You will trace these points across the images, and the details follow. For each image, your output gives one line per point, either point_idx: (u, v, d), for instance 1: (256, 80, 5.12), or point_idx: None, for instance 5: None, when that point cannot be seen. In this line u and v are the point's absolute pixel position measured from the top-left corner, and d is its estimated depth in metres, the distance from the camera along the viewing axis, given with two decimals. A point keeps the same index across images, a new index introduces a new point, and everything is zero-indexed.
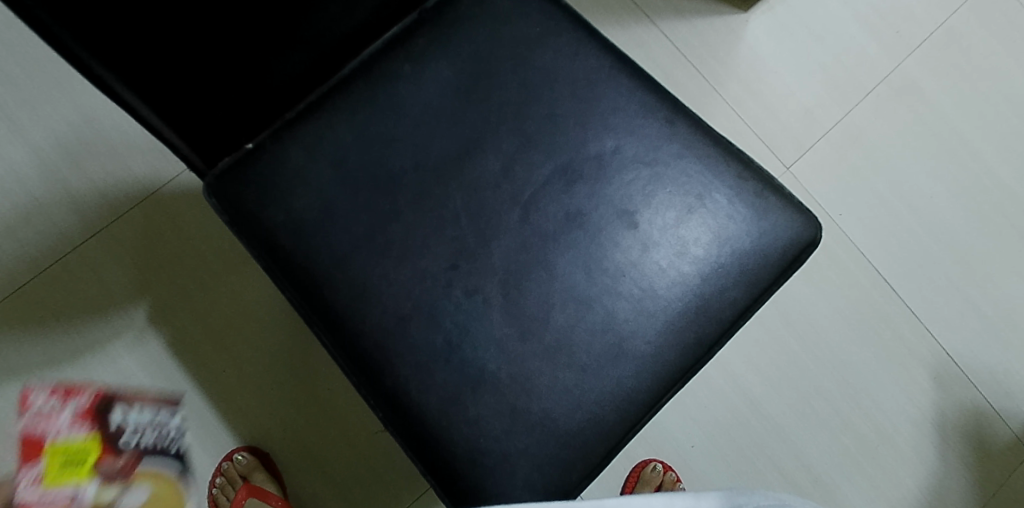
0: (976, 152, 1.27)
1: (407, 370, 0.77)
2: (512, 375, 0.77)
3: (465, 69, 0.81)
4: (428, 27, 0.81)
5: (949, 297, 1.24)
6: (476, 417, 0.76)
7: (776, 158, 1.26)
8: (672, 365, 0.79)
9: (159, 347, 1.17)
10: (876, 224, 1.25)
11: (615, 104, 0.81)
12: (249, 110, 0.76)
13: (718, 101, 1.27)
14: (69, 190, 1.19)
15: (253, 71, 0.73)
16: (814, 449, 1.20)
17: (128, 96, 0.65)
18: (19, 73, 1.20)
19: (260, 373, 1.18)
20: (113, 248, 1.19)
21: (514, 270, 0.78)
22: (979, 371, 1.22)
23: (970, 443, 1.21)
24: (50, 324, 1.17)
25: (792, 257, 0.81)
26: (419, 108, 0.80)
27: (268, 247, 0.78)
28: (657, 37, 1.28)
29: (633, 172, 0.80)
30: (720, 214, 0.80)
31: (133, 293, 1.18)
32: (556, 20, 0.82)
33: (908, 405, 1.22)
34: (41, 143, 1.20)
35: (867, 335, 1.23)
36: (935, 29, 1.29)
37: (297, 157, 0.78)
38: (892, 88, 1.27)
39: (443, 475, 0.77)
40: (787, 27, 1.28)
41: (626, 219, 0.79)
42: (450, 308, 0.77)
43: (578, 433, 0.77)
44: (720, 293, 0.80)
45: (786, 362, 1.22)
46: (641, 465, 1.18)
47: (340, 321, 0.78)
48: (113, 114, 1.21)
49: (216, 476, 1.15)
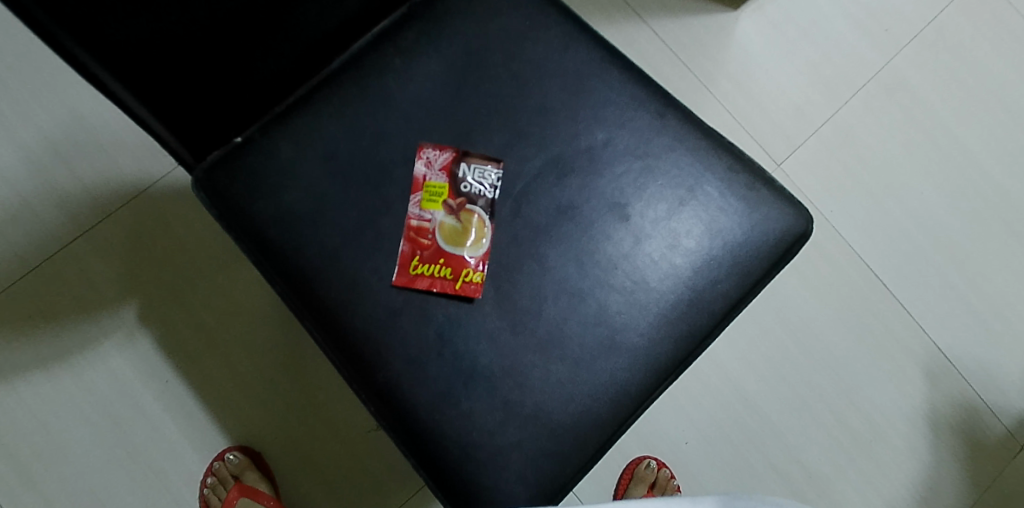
0: (966, 149, 1.27)
1: (398, 364, 0.76)
2: (504, 368, 0.77)
3: (455, 63, 0.80)
4: (418, 21, 0.81)
5: (941, 292, 1.24)
6: (468, 410, 0.76)
7: (767, 155, 1.26)
8: (665, 357, 0.79)
9: (149, 347, 1.16)
10: (867, 221, 1.25)
11: (606, 97, 0.81)
12: (238, 102, 0.76)
13: (709, 98, 1.27)
14: (57, 189, 1.18)
15: (242, 63, 0.72)
16: (807, 445, 1.20)
17: (115, 86, 0.65)
18: (5, 72, 1.19)
19: (250, 373, 1.17)
20: (101, 247, 1.18)
21: (505, 263, 0.78)
22: (971, 367, 1.23)
23: (962, 438, 1.21)
24: (40, 323, 1.16)
25: (784, 249, 0.82)
26: (410, 102, 0.80)
27: (258, 241, 0.78)
28: (648, 34, 1.28)
29: (625, 164, 0.80)
30: (711, 207, 0.80)
31: (123, 292, 1.17)
32: (546, 14, 0.82)
33: (901, 401, 1.22)
34: (29, 142, 1.19)
35: (859, 331, 1.23)
36: (924, 27, 1.29)
37: (286, 150, 0.78)
38: (882, 86, 1.28)
39: (435, 469, 0.77)
40: (777, 25, 1.29)
41: (618, 212, 0.80)
42: (441, 302, 0.77)
43: (570, 426, 0.77)
44: (712, 285, 0.80)
45: (779, 359, 1.22)
46: (635, 463, 1.18)
47: (330, 315, 0.77)
48: (100, 113, 1.20)
49: (207, 475, 1.14)
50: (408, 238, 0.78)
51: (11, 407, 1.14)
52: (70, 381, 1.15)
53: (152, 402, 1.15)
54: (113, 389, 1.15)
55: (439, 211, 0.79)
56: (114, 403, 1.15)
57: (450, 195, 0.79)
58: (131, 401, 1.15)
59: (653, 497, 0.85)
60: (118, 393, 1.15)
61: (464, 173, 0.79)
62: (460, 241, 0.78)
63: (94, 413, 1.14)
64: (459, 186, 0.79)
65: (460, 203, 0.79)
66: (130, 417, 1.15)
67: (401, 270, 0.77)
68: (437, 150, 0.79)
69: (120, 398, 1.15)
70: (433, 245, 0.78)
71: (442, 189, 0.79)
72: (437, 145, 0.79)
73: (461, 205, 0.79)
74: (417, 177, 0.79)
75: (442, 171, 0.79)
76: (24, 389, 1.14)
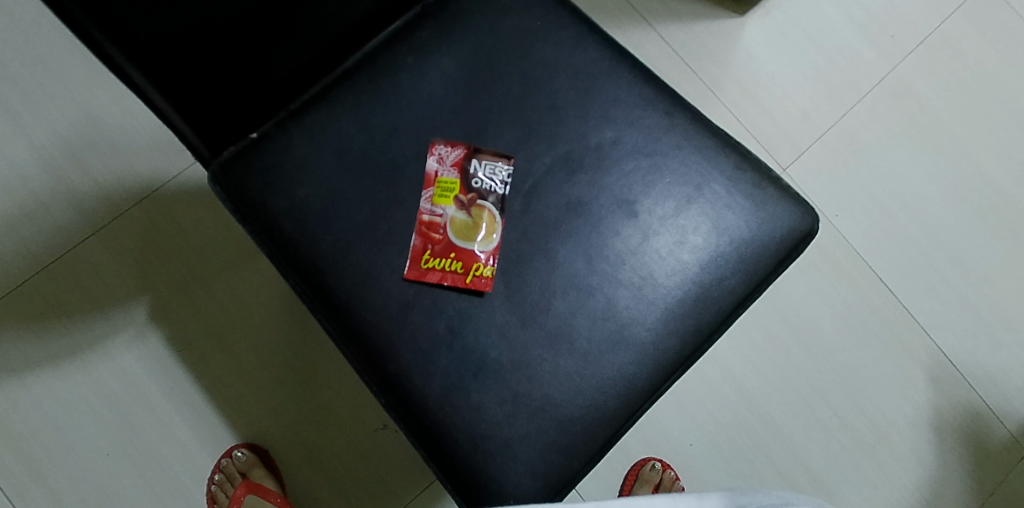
0: (970, 154, 1.28)
1: (409, 357, 0.78)
2: (513, 362, 0.78)
3: (467, 62, 0.82)
4: (432, 21, 0.82)
5: (946, 297, 1.25)
6: (477, 403, 0.77)
7: (773, 159, 1.27)
8: (672, 353, 0.80)
9: (159, 344, 1.17)
10: (872, 225, 1.26)
11: (615, 97, 0.82)
12: (255, 99, 0.77)
13: (716, 103, 1.28)
14: (71, 188, 1.20)
15: (261, 59, 0.74)
16: (812, 447, 1.21)
17: (138, 77, 0.67)
18: (22, 72, 1.21)
19: (259, 370, 1.18)
20: (113, 245, 1.19)
21: (515, 258, 0.79)
22: (975, 372, 1.23)
23: (966, 443, 1.22)
24: (52, 320, 1.17)
25: (790, 247, 0.83)
26: (422, 100, 0.81)
27: (272, 234, 0.79)
28: (655, 40, 1.29)
29: (633, 162, 0.81)
30: (718, 204, 0.82)
31: (134, 290, 1.19)
32: (557, 15, 0.83)
33: (904, 404, 1.22)
34: (44, 141, 1.20)
35: (864, 334, 1.23)
36: (929, 33, 1.30)
37: (301, 146, 0.79)
38: (887, 91, 1.29)
39: (444, 460, 0.77)
40: (783, 31, 1.30)
41: (626, 209, 0.81)
42: (451, 296, 0.78)
43: (578, 420, 0.78)
44: (719, 281, 0.81)
45: (784, 361, 1.23)
46: (640, 464, 1.18)
47: (343, 308, 0.78)
48: (113, 112, 1.22)
49: (214, 473, 1.15)
50: (419, 232, 0.79)
51: (22, 402, 1.15)
52: (80, 377, 1.16)
53: (161, 399, 1.16)
54: (122, 385, 1.16)
55: (450, 206, 0.80)
56: (124, 400, 1.16)
57: (461, 191, 0.80)
58: (141, 397, 1.16)
59: (660, 494, 0.86)
60: (128, 389, 1.16)
61: (476, 170, 0.80)
62: (470, 236, 0.79)
63: (104, 409, 1.15)
64: (470, 182, 0.80)
65: (471, 198, 0.80)
66: (139, 414, 1.16)
67: (411, 264, 0.78)
68: (449, 147, 0.80)
69: (130, 395, 1.16)
70: (444, 239, 0.79)
71: (453, 185, 0.80)
72: (448, 141, 0.80)
73: (472, 201, 0.80)
74: (428, 173, 0.80)
75: (454, 167, 0.80)
76: (35, 384, 1.15)
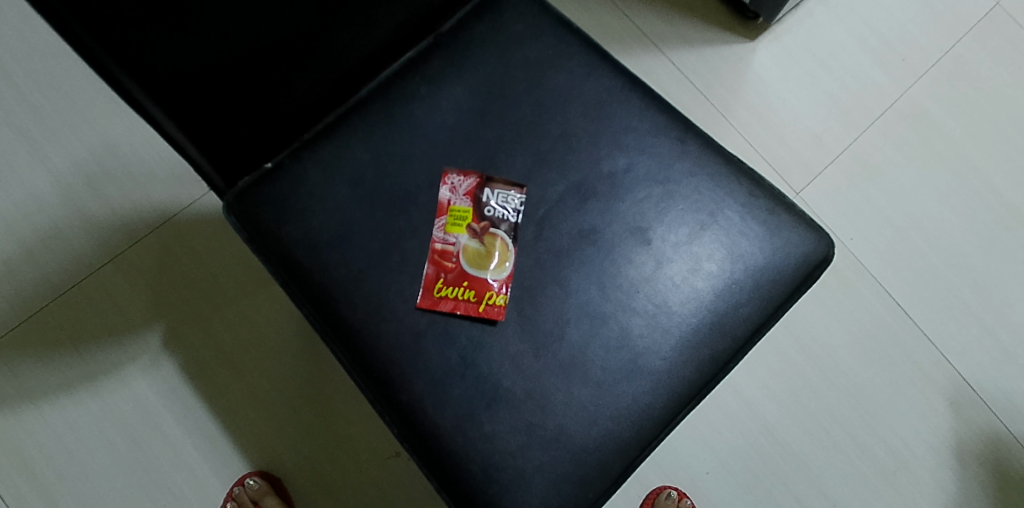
0: (986, 178, 1.27)
1: (422, 385, 0.77)
2: (527, 391, 0.77)
3: (479, 91, 0.82)
4: (444, 51, 0.83)
5: (963, 320, 1.23)
6: (491, 432, 0.77)
7: (785, 183, 1.27)
8: (687, 382, 0.79)
9: (172, 372, 1.17)
10: (887, 249, 1.25)
11: (627, 124, 0.82)
12: (268, 130, 0.78)
13: (728, 128, 1.28)
14: (88, 216, 1.21)
15: (275, 90, 0.75)
16: (831, 475, 1.19)
17: (155, 112, 0.68)
18: (43, 102, 1.23)
19: (272, 398, 1.18)
20: (129, 273, 1.20)
21: (528, 287, 0.79)
22: (996, 396, 1.21)
23: (988, 469, 1.19)
24: (67, 347, 1.18)
25: (805, 274, 0.82)
26: (434, 130, 0.81)
27: (286, 263, 0.79)
28: (666, 65, 1.29)
29: (645, 189, 0.81)
30: (732, 231, 0.81)
31: (148, 317, 1.19)
32: (568, 42, 0.83)
33: (925, 432, 1.20)
34: (63, 170, 1.22)
35: (881, 359, 1.22)
36: (941, 56, 1.30)
37: (315, 176, 0.80)
38: (900, 114, 1.29)
39: (458, 491, 0.77)
40: (795, 56, 1.30)
41: (639, 236, 0.80)
42: (464, 324, 0.78)
43: (593, 450, 0.77)
44: (734, 309, 0.80)
45: (800, 386, 1.21)
46: (656, 493, 1.18)
47: (356, 337, 0.78)
48: (130, 140, 1.23)
49: (227, 501, 1.14)
50: (431, 261, 0.79)
51: (37, 431, 1.15)
52: (95, 404, 1.16)
53: (173, 426, 1.16)
54: (137, 412, 1.16)
55: (463, 234, 0.80)
56: (138, 428, 1.16)
57: (474, 219, 0.80)
58: (154, 424, 1.16)
59: None
60: (142, 416, 1.16)
61: (488, 198, 0.80)
62: (483, 264, 0.79)
63: (119, 437, 1.15)
64: (482, 210, 0.80)
65: (484, 226, 0.80)
66: (153, 441, 1.16)
67: (425, 292, 0.79)
68: (461, 176, 0.81)
69: (143, 423, 1.16)
70: (457, 267, 0.79)
71: (466, 213, 0.80)
72: (461, 170, 0.81)
73: (485, 229, 0.80)
74: (441, 202, 0.80)
75: (466, 196, 0.81)
76: (50, 411, 1.16)
